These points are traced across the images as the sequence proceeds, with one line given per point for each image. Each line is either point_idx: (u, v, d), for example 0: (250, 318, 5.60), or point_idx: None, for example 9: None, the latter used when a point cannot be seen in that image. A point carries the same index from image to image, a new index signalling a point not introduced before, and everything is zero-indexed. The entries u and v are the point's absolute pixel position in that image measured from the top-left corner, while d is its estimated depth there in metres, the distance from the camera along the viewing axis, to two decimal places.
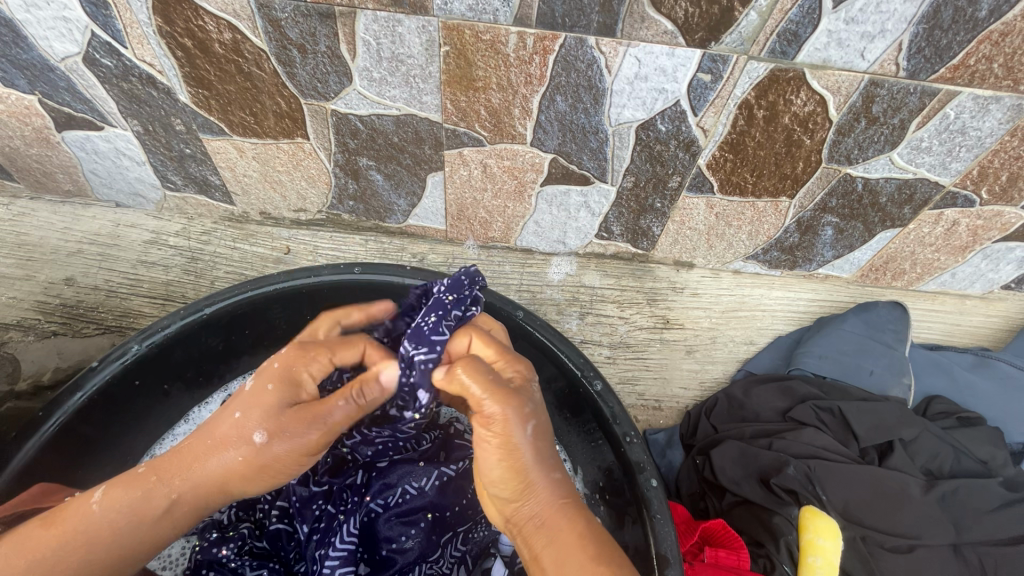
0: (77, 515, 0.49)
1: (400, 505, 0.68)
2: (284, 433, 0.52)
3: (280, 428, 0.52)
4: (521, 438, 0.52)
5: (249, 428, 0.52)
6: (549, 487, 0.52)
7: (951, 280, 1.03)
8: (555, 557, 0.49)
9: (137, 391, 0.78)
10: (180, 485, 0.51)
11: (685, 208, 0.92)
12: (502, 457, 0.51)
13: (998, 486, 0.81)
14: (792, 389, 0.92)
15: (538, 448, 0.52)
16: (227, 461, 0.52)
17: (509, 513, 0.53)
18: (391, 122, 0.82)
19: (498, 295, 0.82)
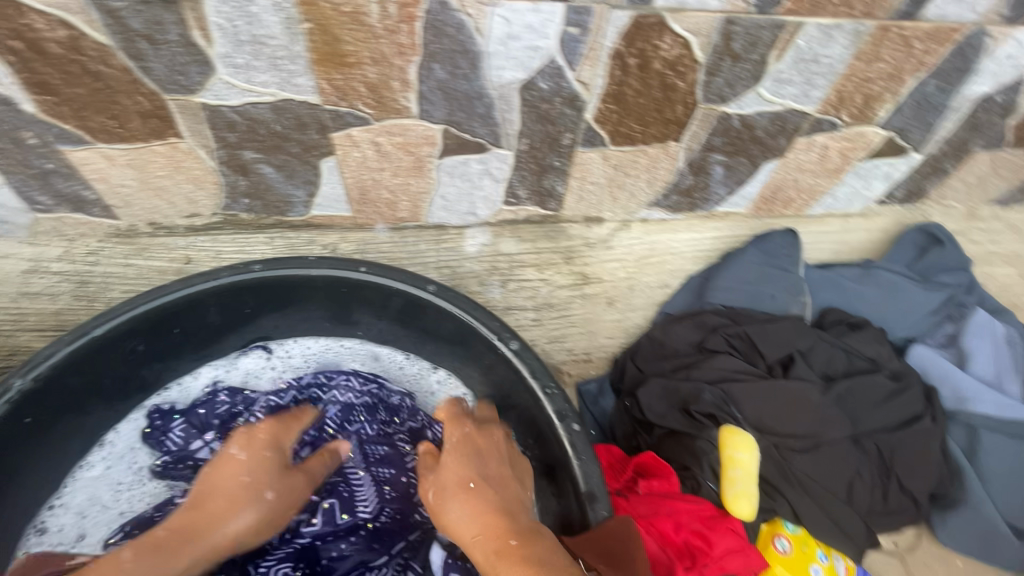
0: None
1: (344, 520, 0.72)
2: (288, 492, 0.68)
3: (282, 488, 0.67)
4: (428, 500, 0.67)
5: (259, 489, 0.65)
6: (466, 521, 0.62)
7: (834, 202, 1.10)
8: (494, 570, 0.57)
9: (45, 423, 0.75)
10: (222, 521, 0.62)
11: (583, 162, 0.94)
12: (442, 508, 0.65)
13: (884, 378, 0.90)
14: (704, 321, 0.98)
15: (442, 495, 0.65)
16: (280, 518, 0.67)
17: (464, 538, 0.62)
18: (269, 109, 0.78)
19: (406, 273, 0.81)
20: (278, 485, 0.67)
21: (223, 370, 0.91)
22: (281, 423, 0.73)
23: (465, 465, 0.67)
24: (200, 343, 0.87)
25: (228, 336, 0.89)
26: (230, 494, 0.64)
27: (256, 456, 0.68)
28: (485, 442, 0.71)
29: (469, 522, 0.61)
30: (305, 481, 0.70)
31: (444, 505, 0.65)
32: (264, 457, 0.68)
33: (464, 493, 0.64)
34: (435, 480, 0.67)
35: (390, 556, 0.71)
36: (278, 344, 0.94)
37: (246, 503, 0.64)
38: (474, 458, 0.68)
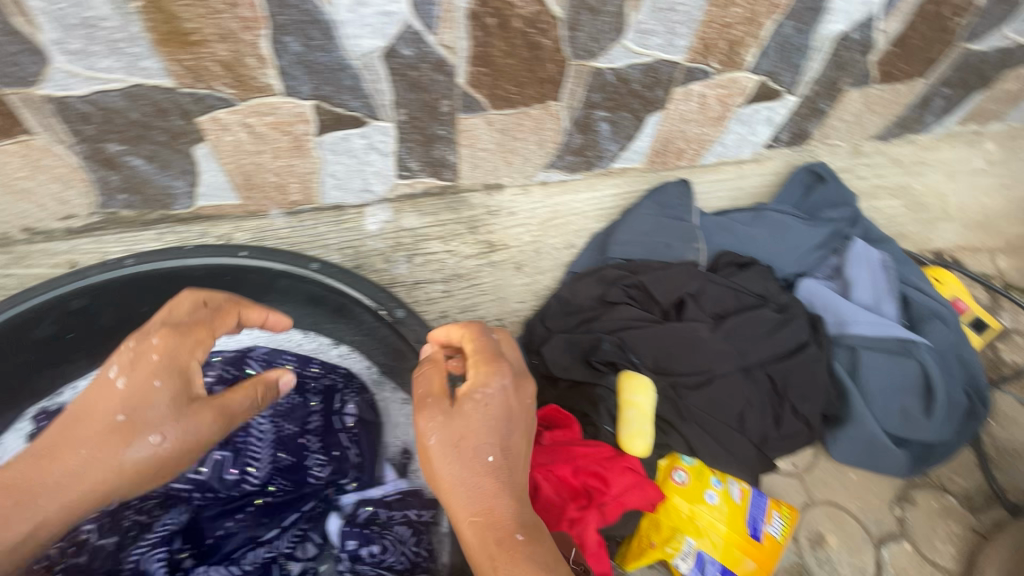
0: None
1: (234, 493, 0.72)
2: (181, 428, 0.61)
3: (174, 423, 0.61)
4: (429, 441, 0.57)
5: (144, 429, 0.59)
6: (466, 495, 0.55)
7: (725, 150, 1.14)
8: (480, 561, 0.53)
9: None
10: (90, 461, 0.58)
11: (468, 129, 0.94)
12: (436, 464, 0.56)
13: (771, 312, 0.95)
14: (605, 275, 1.00)
15: (447, 451, 0.56)
16: (164, 460, 0.62)
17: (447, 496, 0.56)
18: (121, 97, 0.75)
19: (287, 255, 0.79)
20: (164, 425, 0.60)
21: None
22: (184, 338, 0.63)
23: (490, 427, 0.57)
24: (91, 348, 0.85)
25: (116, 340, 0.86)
26: (92, 440, 0.58)
27: (139, 388, 0.59)
28: (514, 400, 0.60)
29: (475, 503, 0.55)
30: (205, 413, 0.62)
31: (438, 462, 0.56)
32: (149, 389, 0.60)
33: (479, 463, 0.56)
34: (442, 434, 0.56)
35: (283, 529, 0.70)
36: None
37: (122, 443, 0.59)
38: (500, 416, 0.58)
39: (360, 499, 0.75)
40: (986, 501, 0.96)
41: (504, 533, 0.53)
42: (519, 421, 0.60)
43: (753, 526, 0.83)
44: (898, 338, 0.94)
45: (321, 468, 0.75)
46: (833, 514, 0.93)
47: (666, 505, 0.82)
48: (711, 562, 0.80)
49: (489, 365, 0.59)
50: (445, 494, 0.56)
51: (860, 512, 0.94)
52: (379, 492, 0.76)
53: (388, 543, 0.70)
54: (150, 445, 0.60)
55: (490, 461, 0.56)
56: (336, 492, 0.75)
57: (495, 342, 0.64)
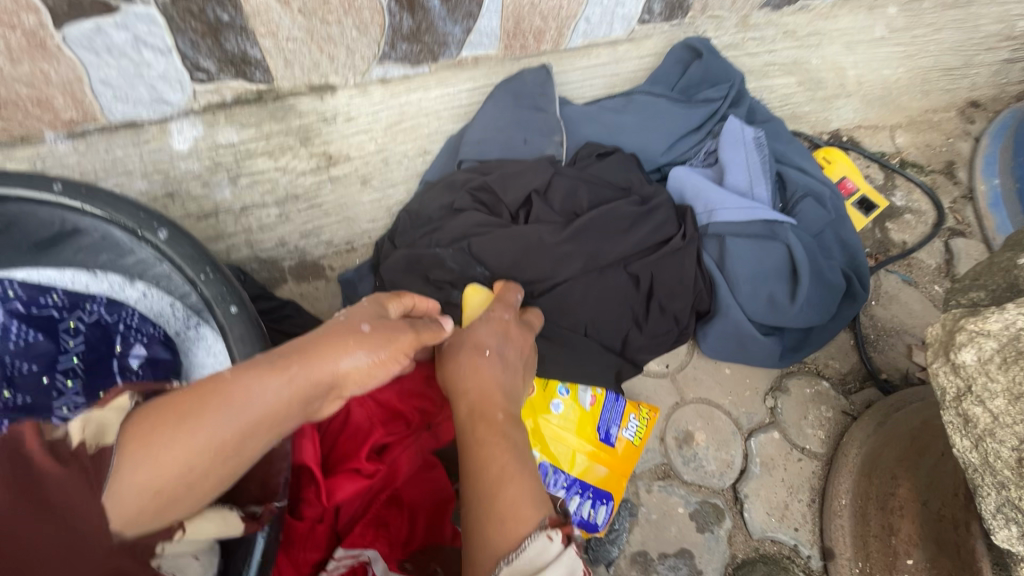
0: (221, 392, 0.43)
1: None
2: (392, 327, 0.53)
3: (382, 324, 0.53)
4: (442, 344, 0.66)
5: (356, 323, 0.52)
6: (467, 384, 0.60)
7: (591, 28, 0.99)
8: (466, 438, 0.56)
9: None
10: (253, 386, 0.43)
11: (259, 11, 0.78)
12: (444, 365, 0.64)
13: (631, 204, 0.86)
14: (453, 181, 0.89)
15: (452, 349, 0.64)
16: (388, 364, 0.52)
17: (450, 386, 0.62)
18: None
19: (10, 176, 0.64)
20: (381, 324, 0.53)
21: None
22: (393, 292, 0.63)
23: (490, 335, 0.65)
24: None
25: None
26: (330, 331, 0.50)
27: (354, 307, 0.55)
28: (518, 332, 0.68)
29: (471, 382, 0.60)
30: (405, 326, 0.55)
31: (449, 364, 0.63)
32: (360, 307, 0.55)
33: (477, 358, 0.62)
34: (452, 338, 0.65)
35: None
36: None
37: (356, 337, 0.50)
38: (505, 336, 0.66)
39: None
40: (859, 382, 0.95)
41: (487, 413, 0.57)
42: (518, 351, 0.67)
43: (606, 431, 0.80)
44: (763, 220, 0.88)
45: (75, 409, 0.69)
46: (703, 412, 0.91)
47: None
48: (556, 473, 0.78)
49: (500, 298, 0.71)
50: (448, 384, 0.62)
51: (732, 407, 0.92)
52: None
53: None
54: (358, 345, 0.50)
55: (486, 361, 0.62)
56: None
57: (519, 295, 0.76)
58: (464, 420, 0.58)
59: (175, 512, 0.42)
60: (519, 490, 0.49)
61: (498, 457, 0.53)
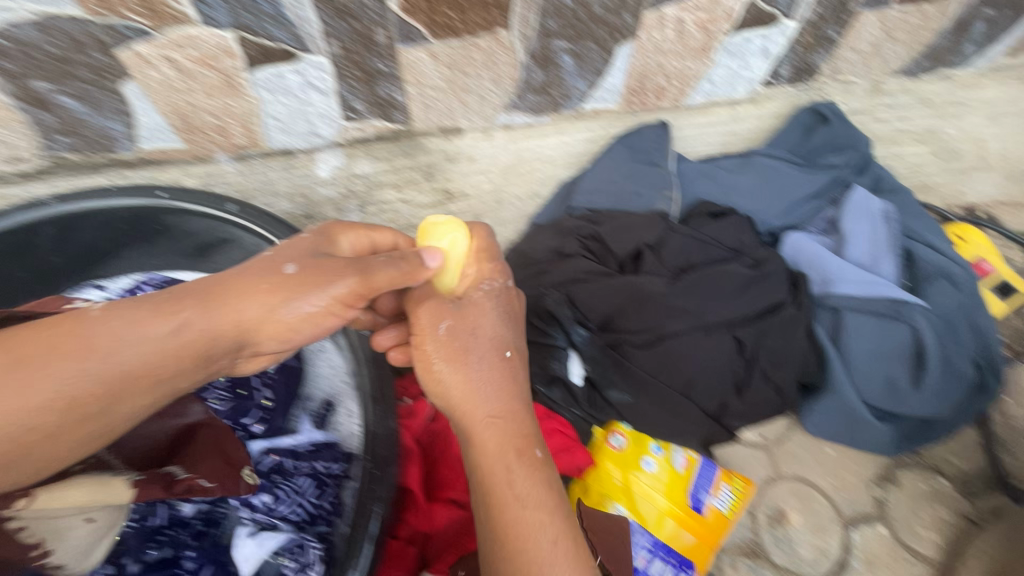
0: (76, 334, 0.47)
1: None
2: (322, 270, 0.53)
3: (313, 269, 0.53)
4: (439, 331, 0.58)
5: (279, 264, 0.53)
6: (483, 402, 0.55)
7: (714, 88, 1.01)
8: (492, 480, 0.53)
9: None
10: (123, 335, 0.47)
11: (412, 64, 0.87)
12: (445, 373, 0.57)
13: (743, 267, 0.85)
14: (563, 226, 0.92)
15: (461, 347, 0.58)
16: (319, 322, 0.54)
17: (455, 398, 0.56)
18: (35, 29, 0.73)
19: (205, 195, 0.77)
20: (310, 268, 0.53)
21: None
22: (343, 227, 0.61)
23: (502, 330, 0.60)
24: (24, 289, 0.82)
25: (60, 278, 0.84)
26: (245, 284, 0.52)
27: (289, 244, 0.56)
28: (508, 308, 0.62)
29: (492, 405, 0.56)
30: (346, 263, 0.54)
31: (450, 368, 0.57)
32: (302, 242, 0.57)
33: (490, 364, 0.57)
34: (455, 322, 0.59)
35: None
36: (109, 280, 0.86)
37: (269, 286, 0.52)
38: (499, 322, 0.60)
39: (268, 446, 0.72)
40: (985, 485, 0.87)
41: (521, 457, 0.54)
42: (516, 334, 0.61)
43: (696, 497, 0.78)
44: (888, 298, 0.82)
45: (221, 401, 0.73)
46: (800, 492, 0.86)
47: (598, 471, 0.77)
48: (641, 534, 0.75)
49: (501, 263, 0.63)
50: (454, 395, 0.56)
51: (833, 491, 0.86)
52: (289, 441, 0.73)
53: (287, 494, 0.68)
54: (280, 295, 0.52)
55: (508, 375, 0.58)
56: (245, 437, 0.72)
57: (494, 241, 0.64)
58: (489, 456, 0.53)
59: (65, 449, 0.47)
60: (565, 547, 0.51)
61: (545, 517, 0.51)
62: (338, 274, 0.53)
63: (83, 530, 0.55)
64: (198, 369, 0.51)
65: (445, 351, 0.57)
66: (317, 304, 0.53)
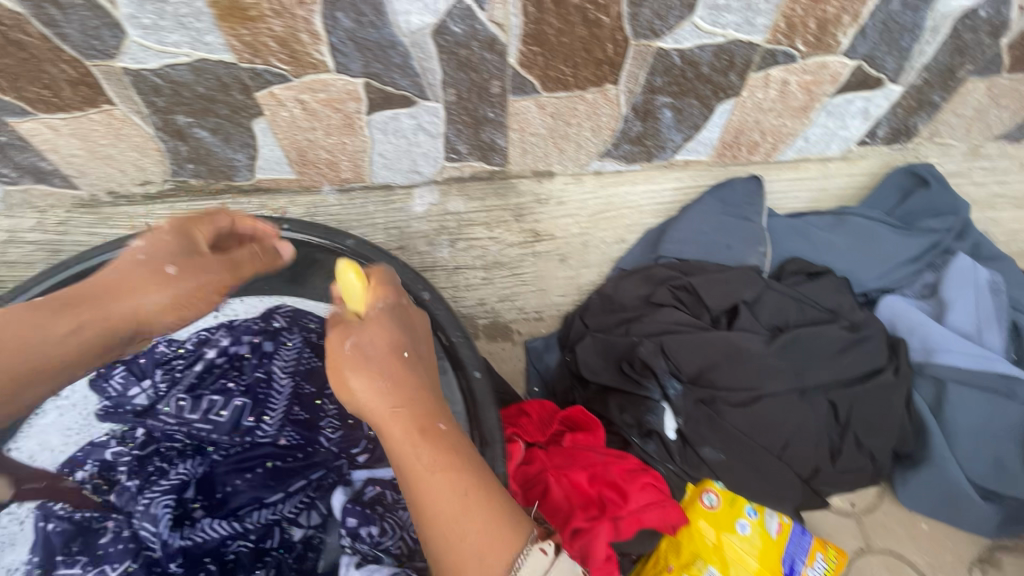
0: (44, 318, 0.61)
1: (242, 452, 0.70)
2: (193, 268, 0.69)
3: (186, 266, 0.69)
4: (344, 348, 0.58)
5: (160, 263, 0.68)
6: (391, 399, 0.56)
7: (807, 145, 1.02)
8: (405, 466, 0.54)
9: None
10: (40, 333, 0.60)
11: (519, 113, 0.90)
12: (354, 386, 0.56)
13: (841, 330, 0.84)
14: (653, 275, 0.93)
15: (360, 358, 0.57)
16: (193, 307, 0.70)
17: (361, 403, 0.56)
18: (188, 71, 0.79)
19: (326, 229, 0.81)
20: (186, 265, 0.69)
21: None
22: (245, 248, 0.74)
23: (397, 333, 0.60)
24: None
25: None
26: (134, 275, 0.66)
27: (158, 239, 0.69)
28: (413, 313, 0.64)
29: (390, 400, 0.56)
30: (219, 264, 0.71)
31: (358, 376, 0.56)
32: (164, 240, 0.69)
33: (397, 366, 0.57)
34: (359, 336, 0.59)
35: (289, 494, 0.69)
36: None
37: (155, 287, 0.67)
38: (399, 330, 0.60)
39: (369, 476, 0.71)
40: None
41: (423, 439, 0.54)
42: (420, 343, 0.62)
43: (790, 564, 0.77)
44: (999, 373, 0.81)
45: (333, 430, 0.73)
46: (892, 565, 0.83)
47: (691, 530, 0.78)
48: None
49: (383, 279, 0.64)
50: (358, 400, 0.56)
51: (927, 569, 0.83)
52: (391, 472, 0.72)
53: (391, 526, 0.66)
54: (164, 289, 0.67)
55: (412, 372, 0.58)
56: (348, 466, 0.73)
57: (386, 267, 0.67)
58: (394, 445, 0.54)
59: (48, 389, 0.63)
60: (480, 510, 0.52)
61: (455, 487, 0.52)
62: (203, 274, 0.69)
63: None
64: (94, 358, 0.65)
65: (350, 360, 0.57)
66: (180, 300, 0.68)
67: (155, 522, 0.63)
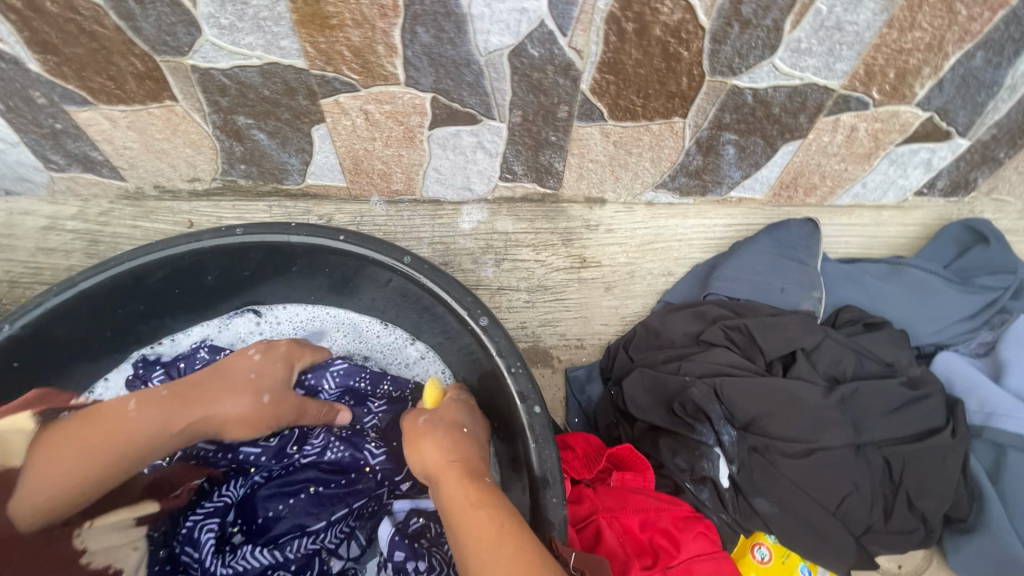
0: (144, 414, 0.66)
1: (283, 477, 0.73)
2: (282, 400, 0.75)
3: (276, 393, 0.74)
4: (420, 422, 0.69)
5: (258, 388, 0.73)
6: (450, 456, 0.63)
7: (864, 191, 1.01)
8: (450, 510, 0.58)
9: (50, 348, 0.77)
10: (148, 423, 0.66)
11: (581, 138, 0.89)
12: (420, 447, 0.65)
13: (900, 386, 0.81)
14: (705, 312, 0.91)
15: (430, 428, 0.67)
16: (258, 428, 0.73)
17: (425, 463, 0.64)
18: (256, 73, 0.78)
19: (383, 243, 0.78)
20: (276, 392, 0.74)
21: (213, 329, 0.93)
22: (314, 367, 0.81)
23: (462, 416, 0.70)
24: (202, 302, 0.89)
25: (232, 295, 0.90)
26: (243, 385, 0.72)
27: (268, 362, 0.76)
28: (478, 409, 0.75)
29: (448, 456, 0.63)
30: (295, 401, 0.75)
31: (423, 440, 0.65)
32: (273, 368, 0.76)
33: (458, 435, 0.66)
34: (430, 415, 0.70)
35: (330, 523, 0.72)
36: (268, 308, 0.95)
37: (248, 409, 0.71)
38: (465, 414, 0.71)
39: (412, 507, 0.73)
40: None
41: (469, 485, 0.59)
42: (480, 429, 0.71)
43: None
44: None
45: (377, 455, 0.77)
46: None
47: None
48: None
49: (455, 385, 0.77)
50: (422, 461, 0.64)
51: None
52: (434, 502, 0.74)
53: (439, 558, 0.67)
54: (254, 415, 0.72)
55: (471, 443, 0.66)
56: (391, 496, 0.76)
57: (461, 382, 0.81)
58: (444, 493, 0.60)
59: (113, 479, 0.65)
60: (511, 547, 0.52)
61: (490, 524, 0.55)
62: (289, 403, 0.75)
63: (137, 555, 0.69)
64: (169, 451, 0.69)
65: (419, 429, 0.67)
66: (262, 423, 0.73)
67: (197, 547, 0.69)
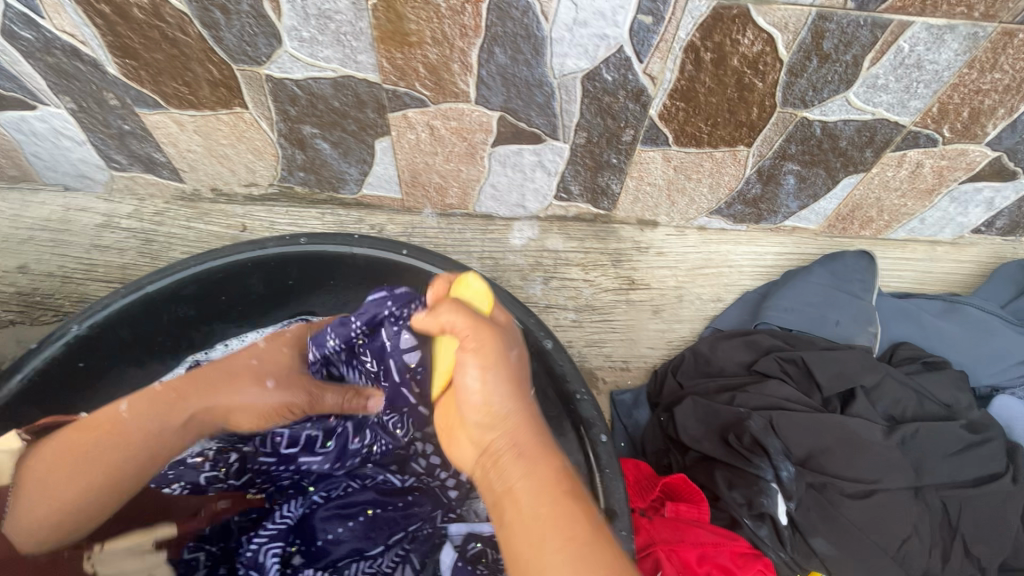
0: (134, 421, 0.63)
1: (341, 498, 0.71)
2: (288, 385, 0.73)
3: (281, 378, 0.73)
4: (509, 356, 0.54)
5: (262, 375, 0.72)
6: (529, 418, 0.52)
7: (920, 227, 1.00)
8: (530, 489, 0.48)
9: (113, 349, 0.79)
10: (151, 424, 0.62)
11: (642, 162, 0.89)
12: (491, 383, 0.51)
13: (961, 429, 0.80)
14: (757, 342, 0.90)
15: (512, 373, 0.53)
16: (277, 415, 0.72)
17: (498, 413, 0.51)
18: (329, 85, 0.78)
19: (446, 260, 0.79)
20: (281, 379, 0.73)
21: None
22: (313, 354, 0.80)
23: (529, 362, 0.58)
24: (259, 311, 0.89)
25: (286, 304, 0.89)
26: (244, 372, 0.71)
27: (273, 351, 0.75)
28: None
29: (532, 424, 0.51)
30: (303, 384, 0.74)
31: (499, 388, 0.51)
32: (280, 354, 0.75)
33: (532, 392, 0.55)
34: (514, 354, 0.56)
35: (387, 547, 0.69)
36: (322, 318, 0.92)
37: (256, 398, 0.70)
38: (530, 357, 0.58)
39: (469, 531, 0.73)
40: None
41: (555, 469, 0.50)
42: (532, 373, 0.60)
43: None
44: None
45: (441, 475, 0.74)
46: None
47: None
48: None
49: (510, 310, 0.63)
50: (492, 406, 0.51)
51: None
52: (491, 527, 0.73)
53: None
54: (263, 405, 0.70)
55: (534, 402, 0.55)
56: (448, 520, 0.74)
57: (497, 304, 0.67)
58: (519, 466, 0.49)
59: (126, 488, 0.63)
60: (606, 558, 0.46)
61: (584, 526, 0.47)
62: (298, 391, 0.73)
63: None
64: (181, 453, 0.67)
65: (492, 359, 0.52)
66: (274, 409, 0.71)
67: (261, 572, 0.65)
